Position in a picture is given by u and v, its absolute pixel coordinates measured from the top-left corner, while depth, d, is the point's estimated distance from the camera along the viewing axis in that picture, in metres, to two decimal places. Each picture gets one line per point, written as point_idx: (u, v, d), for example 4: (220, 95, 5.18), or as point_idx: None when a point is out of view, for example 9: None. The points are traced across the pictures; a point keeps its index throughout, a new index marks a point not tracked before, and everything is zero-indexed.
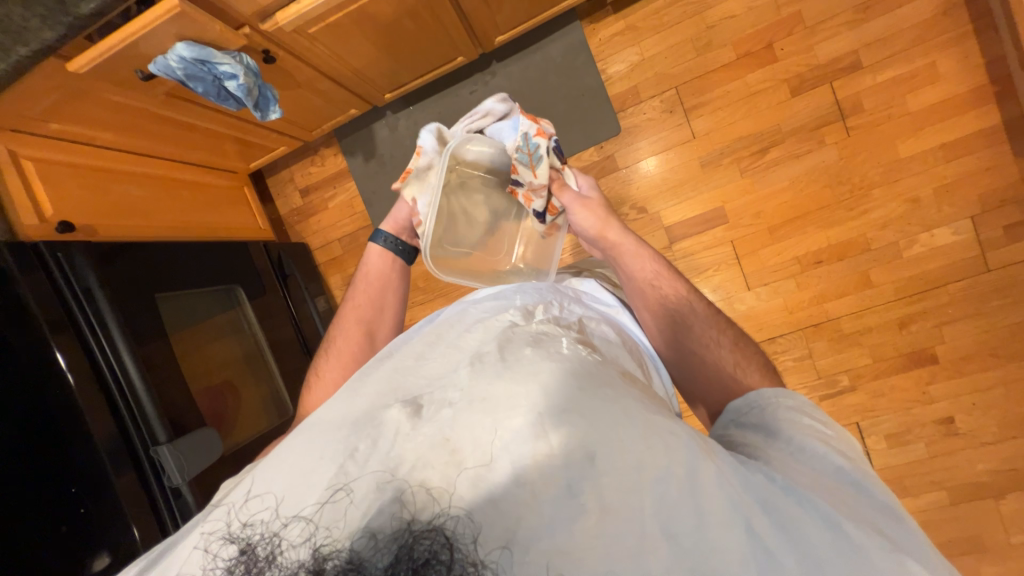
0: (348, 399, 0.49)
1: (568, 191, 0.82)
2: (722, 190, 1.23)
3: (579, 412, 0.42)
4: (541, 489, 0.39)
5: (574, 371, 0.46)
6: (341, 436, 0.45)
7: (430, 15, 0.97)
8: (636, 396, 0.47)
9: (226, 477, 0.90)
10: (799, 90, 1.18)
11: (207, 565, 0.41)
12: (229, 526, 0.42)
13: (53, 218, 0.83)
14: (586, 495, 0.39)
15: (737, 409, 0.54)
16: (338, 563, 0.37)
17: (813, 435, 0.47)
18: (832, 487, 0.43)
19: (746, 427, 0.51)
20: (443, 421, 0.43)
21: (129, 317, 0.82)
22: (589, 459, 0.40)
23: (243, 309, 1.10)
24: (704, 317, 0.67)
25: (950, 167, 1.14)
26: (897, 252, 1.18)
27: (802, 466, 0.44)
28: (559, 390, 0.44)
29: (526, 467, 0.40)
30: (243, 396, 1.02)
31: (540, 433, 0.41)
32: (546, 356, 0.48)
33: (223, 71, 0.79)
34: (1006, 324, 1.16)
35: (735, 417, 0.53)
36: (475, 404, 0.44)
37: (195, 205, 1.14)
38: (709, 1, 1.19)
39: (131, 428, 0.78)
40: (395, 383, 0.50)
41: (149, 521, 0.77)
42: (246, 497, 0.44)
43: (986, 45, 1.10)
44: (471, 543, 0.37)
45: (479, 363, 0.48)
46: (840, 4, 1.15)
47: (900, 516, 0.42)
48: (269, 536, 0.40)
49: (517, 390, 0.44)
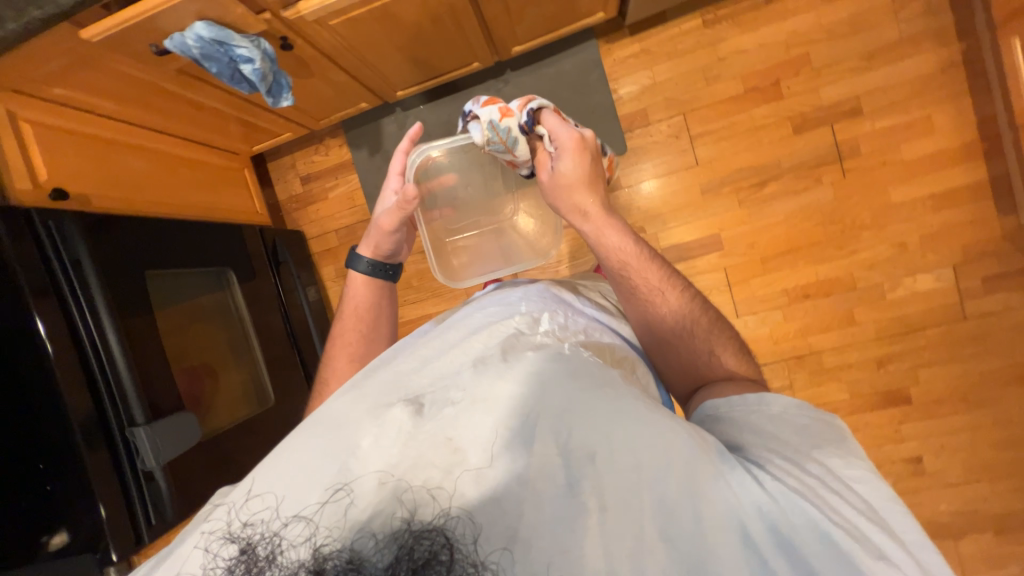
0: (351, 398, 0.48)
1: (547, 162, 0.73)
2: (720, 218, 1.25)
3: (578, 416, 0.43)
4: (542, 491, 0.41)
5: (577, 374, 0.46)
6: (341, 433, 0.44)
7: (451, 19, 0.97)
8: (637, 395, 0.46)
9: (202, 465, 0.88)
10: (801, 128, 1.21)
11: (207, 564, 0.41)
12: (229, 525, 0.42)
13: (47, 184, 0.80)
14: (586, 495, 0.41)
15: (717, 406, 0.52)
16: (338, 563, 0.38)
17: (804, 437, 0.46)
18: (825, 489, 0.41)
19: (729, 422, 0.50)
20: (445, 422, 0.43)
21: (116, 292, 0.80)
22: (589, 458, 0.42)
23: (232, 292, 1.08)
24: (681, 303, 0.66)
25: (937, 217, 1.18)
26: (882, 293, 1.22)
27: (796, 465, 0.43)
28: (560, 393, 0.44)
29: (527, 470, 0.41)
30: (224, 382, 1.00)
31: (541, 437, 0.42)
32: (549, 359, 0.48)
33: (240, 54, 0.78)
34: (977, 371, 1.21)
35: (714, 412, 0.52)
36: (478, 405, 0.44)
37: (194, 183, 1.12)
38: (723, 33, 1.22)
39: (109, 407, 0.76)
40: (395, 380, 0.49)
41: (118, 503, 0.76)
42: (246, 496, 0.43)
43: (980, 104, 1.15)
44: (471, 544, 0.38)
45: (483, 363, 0.48)
46: (846, 50, 1.19)
47: (895, 515, 0.41)
48: (269, 536, 0.41)
49: (520, 395, 0.44)
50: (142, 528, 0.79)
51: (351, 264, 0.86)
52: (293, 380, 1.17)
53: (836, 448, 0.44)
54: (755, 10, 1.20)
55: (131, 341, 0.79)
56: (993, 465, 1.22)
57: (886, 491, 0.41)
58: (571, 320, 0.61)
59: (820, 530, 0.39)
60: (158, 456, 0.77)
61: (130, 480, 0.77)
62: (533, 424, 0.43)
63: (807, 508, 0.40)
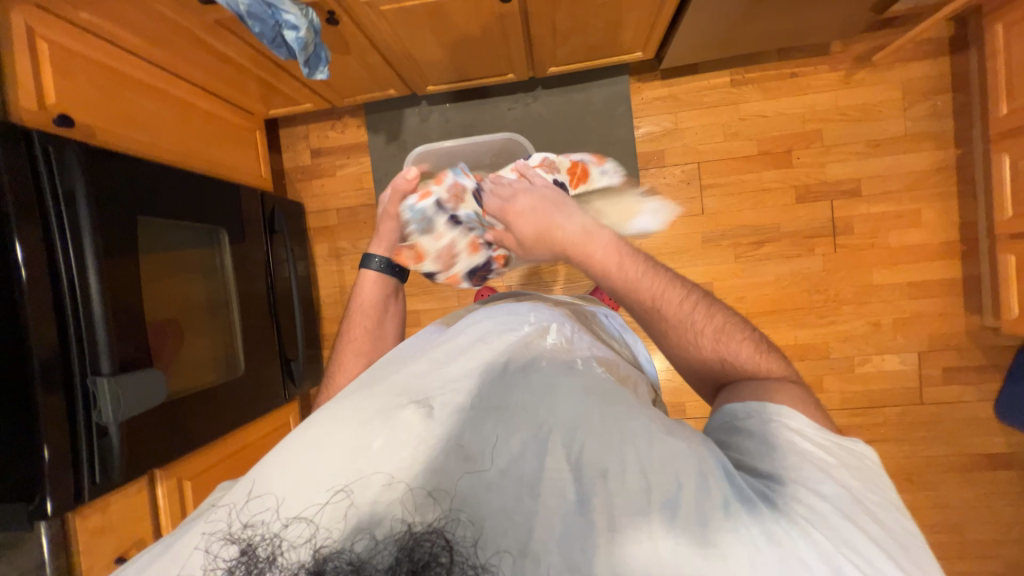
0: (360, 398, 0.50)
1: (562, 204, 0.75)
2: (715, 268, 1.30)
3: (590, 430, 0.44)
4: (553, 505, 0.40)
5: (588, 388, 0.48)
6: (353, 429, 0.46)
7: (498, 29, 0.99)
8: (649, 413, 0.46)
9: (159, 427, 0.84)
10: (803, 198, 1.28)
11: (207, 566, 0.41)
12: (229, 526, 0.42)
13: (53, 108, 0.76)
14: (596, 512, 0.40)
15: (733, 412, 0.50)
16: (339, 564, 0.38)
17: (812, 454, 0.44)
18: (839, 517, 0.39)
19: (746, 433, 0.48)
20: (455, 428, 0.45)
21: (106, 233, 0.76)
22: (600, 474, 0.41)
23: (221, 253, 1.04)
24: (683, 310, 0.59)
25: (911, 304, 1.26)
26: (851, 366, 1.28)
27: (808, 487, 0.41)
28: (570, 406, 0.46)
29: (536, 482, 0.41)
30: (197, 345, 0.96)
31: (551, 451, 0.43)
32: (562, 374, 0.50)
33: (286, 20, 0.77)
34: (924, 454, 1.28)
35: (731, 420, 0.50)
36: (488, 411, 0.46)
37: (204, 135, 1.09)
38: (747, 95, 1.28)
39: (74, 349, 0.71)
40: (407, 383, 0.51)
41: (65, 455, 0.71)
42: (247, 498, 0.43)
43: (964, 208, 1.24)
44: (471, 547, 0.39)
45: (493, 371, 0.50)
46: (856, 134, 1.26)
47: (902, 538, 0.40)
48: (269, 537, 0.41)
49: (534, 409, 0.46)
50: (84, 483, 0.74)
51: (365, 264, 0.85)
52: (267, 353, 1.14)
53: (852, 472, 0.43)
54: (781, 80, 1.27)
55: (111, 287, 0.75)
56: None
57: (896, 519, 0.41)
58: (578, 334, 0.62)
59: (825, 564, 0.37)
60: (117, 410, 0.74)
61: (81, 432, 0.73)
62: (544, 437, 0.44)
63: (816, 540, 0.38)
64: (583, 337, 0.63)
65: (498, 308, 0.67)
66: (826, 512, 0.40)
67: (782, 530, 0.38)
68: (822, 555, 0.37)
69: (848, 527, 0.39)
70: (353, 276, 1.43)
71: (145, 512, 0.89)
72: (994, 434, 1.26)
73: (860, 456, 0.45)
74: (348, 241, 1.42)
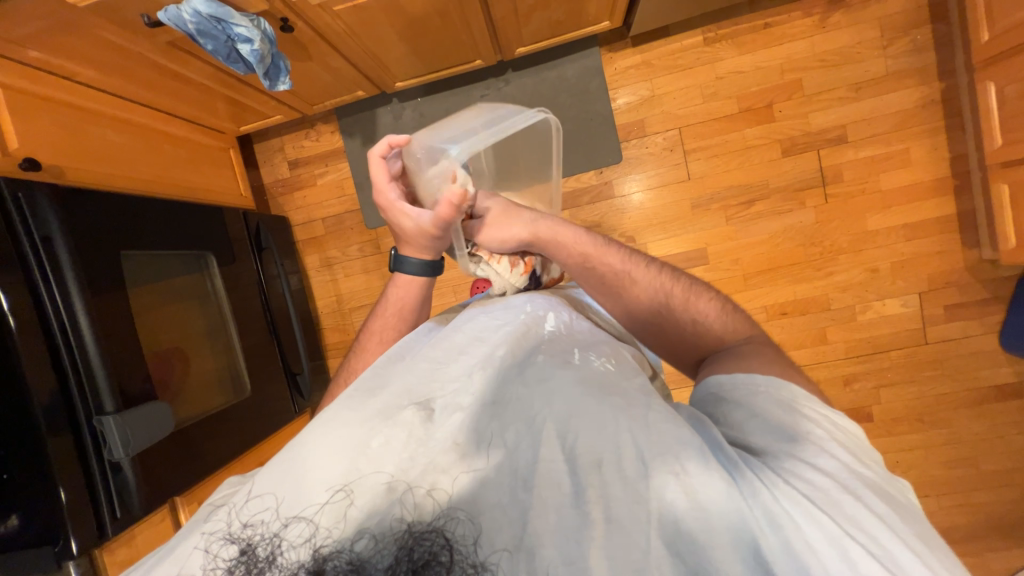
0: (360, 399, 0.49)
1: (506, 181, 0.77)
2: (707, 233, 1.29)
3: (584, 420, 0.45)
4: (547, 496, 0.41)
5: (586, 381, 0.49)
6: (352, 429, 0.46)
7: (459, 15, 0.96)
8: (648, 400, 0.47)
9: (173, 457, 0.85)
10: (789, 151, 1.26)
11: (206, 565, 0.42)
12: (229, 526, 0.43)
13: (17, 153, 0.75)
14: (591, 504, 0.41)
15: (719, 382, 0.50)
16: (338, 564, 0.39)
17: (814, 429, 0.44)
18: (836, 490, 0.39)
19: (734, 404, 0.48)
20: (454, 426, 0.45)
21: (90, 273, 0.75)
22: (595, 465, 0.42)
23: (211, 277, 1.04)
24: (653, 280, 0.65)
25: (908, 246, 1.25)
26: (853, 315, 1.28)
27: (803, 461, 0.41)
28: (564, 398, 0.46)
29: (530, 474, 0.42)
30: (199, 371, 0.96)
31: (545, 443, 0.44)
32: (560, 368, 0.51)
33: (238, 33, 0.75)
34: (933, 394, 1.28)
35: (717, 390, 0.50)
36: (486, 408, 0.47)
37: (177, 160, 1.08)
38: (722, 53, 1.25)
39: (76, 390, 0.72)
40: (405, 383, 0.51)
41: (82, 494, 0.72)
42: (247, 497, 0.44)
43: (954, 142, 1.22)
44: (470, 544, 0.39)
45: (491, 367, 0.51)
46: (837, 79, 1.23)
47: (909, 514, 0.40)
48: (270, 536, 0.41)
49: (529, 403, 0.46)
50: (106, 519, 0.76)
51: (400, 267, 0.72)
52: (271, 370, 1.14)
53: (847, 447, 0.43)
54: (755, 32, 1.23)
55: (103, 325, 0.75)
56: (943, 481, 1.31)
57: (891, 488, 0.41)
58: (575, 323, 0.63)
59: (832, 547, 0.37)
60: (127, 446, 0.74)
61: (96, 471, 0.74)
62: (539, 430, 0.44)
63: (820, 518, 0.37)
64: (581, 324, 0.64)
65: (493, 302, 0.66)
66: (827, 490, 0.39)
67: (784, 509, 0.38)
68: (826, 533, 0.37)
69: (848, 501, 0.39)
70: (347, 283, 1.42)
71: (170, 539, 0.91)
72: (1002, 365, 1.26)
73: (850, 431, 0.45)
74: (337, 249, 1.41)
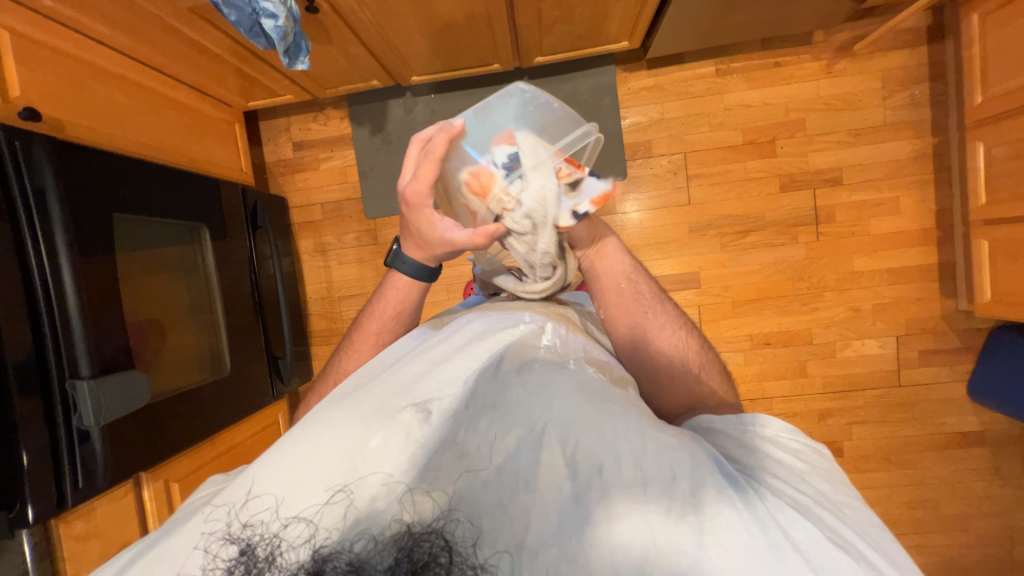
0: (355, 398, 0.49)
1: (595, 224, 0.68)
2: (702, 257, 1.31)
3: (584, 426, 0.45)
4: (548, 498, 0.42)
5: (584, 384, 0.48)
6: (350, 426, 0.46)
7: (484, 18, 0.97)
8: (643, 411, 0.47)
9: (144, 431, 0.82)
10: (787, 187, 1.30)
11: (206, 565, 0.41)
12: (229, 526, 0.42)
13: (18, 100, 0.73)
14: (592, 506, 0.41)
15: (709, 420, 0.54)
16: (338, 565, 0.39)
17: (789, 454, 0.48)
18: (810, 500, 0.43)
19: (719, 432, 0.52)
20: (453, 428, 0.46)
21: (81, 233, 0.73)
22: (595, 469, 0.42)
23: (202, 250, 1.02)
24: (674, 326, 0.67)
25: (890, 290, 1.29)
26: (833, 351, 1.31)
27: (781, 479, 0.45)
28: (566, 403, 0.46)
29: (532, 476, 0.43)
30: (179, 346, 0.93)
31: (547, 446, 0.44)
32: (558, 371, 0.50)
33: (264, 8, 0.75)
34: (902, 435, 1.33)
35: (706, 424, 0.54)
36: (486, 411, 0.47)
37: (179, 128, 1.06)
38: (732, 85, 1.28)
39: (50, 350, 0.69)
40: (403, 381, 0.51)
41: (45, 462, 0.69)
42: (247, 497, 0.43)
43: (941, 195, 1.28)
44: (471, 546, 0.40)
45: (489, 370, 0.51)
46: (838, 123, 1.28)
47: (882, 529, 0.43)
48: (269, 537, 0.41)
49: (529, 407, 0.46)
50: (67, 491, 0.72)
51: (397, 265, 0.67)
52: (254, 351, 1.12)
53: (818, 468, 0.47)
54: (765, 69, 1.28)
55: (88, 288, 0.73)
56: (904, 521, 1.34)
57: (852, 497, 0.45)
58: (573, 334, 0.59)
59: (820, 553, 0.39)
60: (98, 415, 0.72)
61: (61, 438, 0.71)
62: (540, 434, 0.44)
63: (801, 521, 0.40)
64: (579, 335, 0.62)
65: (492, 306, 0.67)
66: (804, 502, 0.43)
67: (772, 515, 0.40)
68: (812, 538, 0.39)
69: (825, 513, 0.42)
70: (339, 271, 1.40)
71: (132, 516, 0.88)
72: (968, 413, 1.31)
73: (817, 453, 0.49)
74: (333, 236, 1.40)
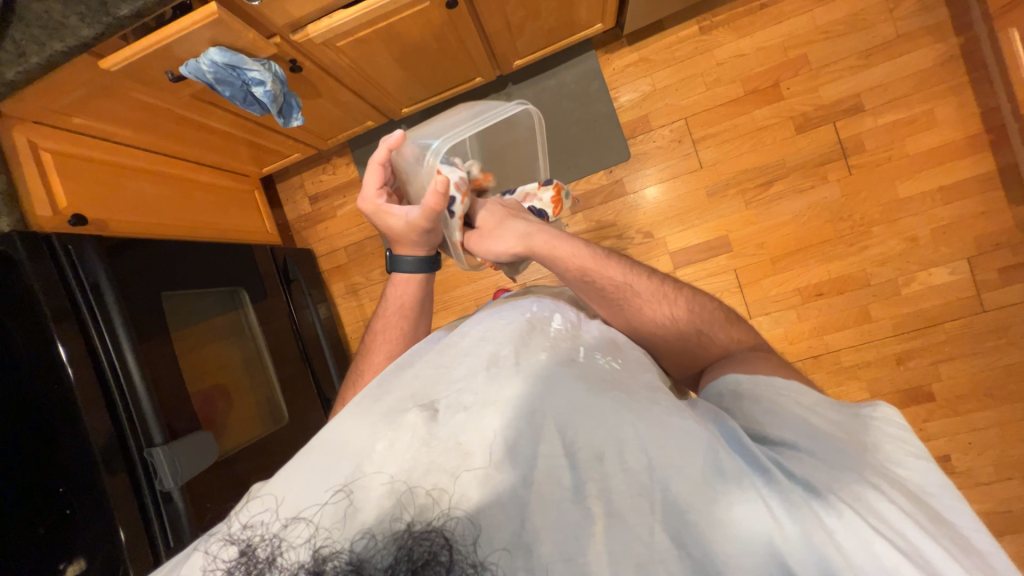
0: (365, 405, 0.50)
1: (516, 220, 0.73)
2: (727, 220, 1.25)
3: (584, 416, 0.45)
4: (548, 493, 0.41)
5: (588, 376, 0.49)
6: (358, 434, 0.47)
7: (455, 37, 1.01)
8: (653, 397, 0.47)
9: (220, 488, 0.87)
10: (803, 127, 1.22)
11: (206, 566, 0.42)
12: (230, 528, 0.44)
13: (66, 211, 0.82)
14: (592, 499, 0.41)
15: (738, 381, 0.52)
16: (338, 564, 0.39)
17: (827, 425, 0.45)
18: (863, 486, 0.40)
19: (750, 400, 0.49)
20: (456, 424, 0.46)
21: (133, 315, 0.80)
22: (597, 458, 0.43)
23: (245, 311, 1.09)
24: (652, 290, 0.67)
25: (947, 210, 1.18)
26: (896, 289, 1.20)
27: (829, 467, 0.42)
28: (567, 393, 0.46)
29: (530, 470, 0.42)
30: (237, 401, 0.99)
31: (546, 438, 0.44)
32: (563, 363, 0.51)
33: (252, 77, 0.82)
34: (1000, 365, 1.18)
35: (735, 388, 0.52)
36: (488, 406, 0.46)
37: (207, 205, 1.15)
38: (720, 39, 1.24)
39: (126, 425, 0.76)
40: (414, 387, 0.52)
41: (139, 530, 0.74)
42: (248, 499, 0.45)
43: (982, 97, 1.16)
44: (470, 544, 0.39)
45: (496, 367, 0.51)
46: (844, 49, 1.20)
47: (948, 515, 0.40)
48: (270, 537, 0.42)
49: (531, 398, 0.46)
50: (160, 550, 0.76)
51: (396, 267, 0.79)
52: (308, 398, 1.17)
53: (871, 448, 0.44)
54: (750, 15, 1.23)
55: (148, 362, 0.80)
56: None
57: (925, 485, 0.42)
58: (583, 318, 0.65)
59: (857, 540, 0.37)
60: (175, 475, 0.77)
61: (148, 502, 0.76)
62: (539, 426, 0.44)
63: (842, 514, 0.38)
64: (592, 321, 0.65)
65: (498, 306, 0.68)
66: (855, 490, 0.40)
67: (810, 508, 0.39)
68: (847, 522, 0.38)
69: (873, 495, 0.40)
70: (372, 307, 1.45)
71: None
72: None
73: (870, 421, 0.46)
74: (361, 275, 1.46)
